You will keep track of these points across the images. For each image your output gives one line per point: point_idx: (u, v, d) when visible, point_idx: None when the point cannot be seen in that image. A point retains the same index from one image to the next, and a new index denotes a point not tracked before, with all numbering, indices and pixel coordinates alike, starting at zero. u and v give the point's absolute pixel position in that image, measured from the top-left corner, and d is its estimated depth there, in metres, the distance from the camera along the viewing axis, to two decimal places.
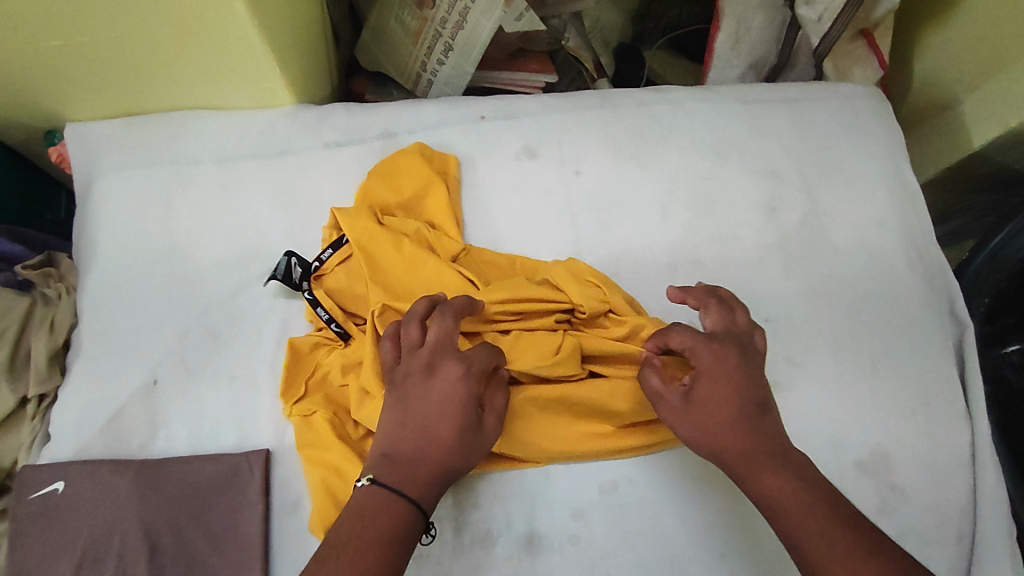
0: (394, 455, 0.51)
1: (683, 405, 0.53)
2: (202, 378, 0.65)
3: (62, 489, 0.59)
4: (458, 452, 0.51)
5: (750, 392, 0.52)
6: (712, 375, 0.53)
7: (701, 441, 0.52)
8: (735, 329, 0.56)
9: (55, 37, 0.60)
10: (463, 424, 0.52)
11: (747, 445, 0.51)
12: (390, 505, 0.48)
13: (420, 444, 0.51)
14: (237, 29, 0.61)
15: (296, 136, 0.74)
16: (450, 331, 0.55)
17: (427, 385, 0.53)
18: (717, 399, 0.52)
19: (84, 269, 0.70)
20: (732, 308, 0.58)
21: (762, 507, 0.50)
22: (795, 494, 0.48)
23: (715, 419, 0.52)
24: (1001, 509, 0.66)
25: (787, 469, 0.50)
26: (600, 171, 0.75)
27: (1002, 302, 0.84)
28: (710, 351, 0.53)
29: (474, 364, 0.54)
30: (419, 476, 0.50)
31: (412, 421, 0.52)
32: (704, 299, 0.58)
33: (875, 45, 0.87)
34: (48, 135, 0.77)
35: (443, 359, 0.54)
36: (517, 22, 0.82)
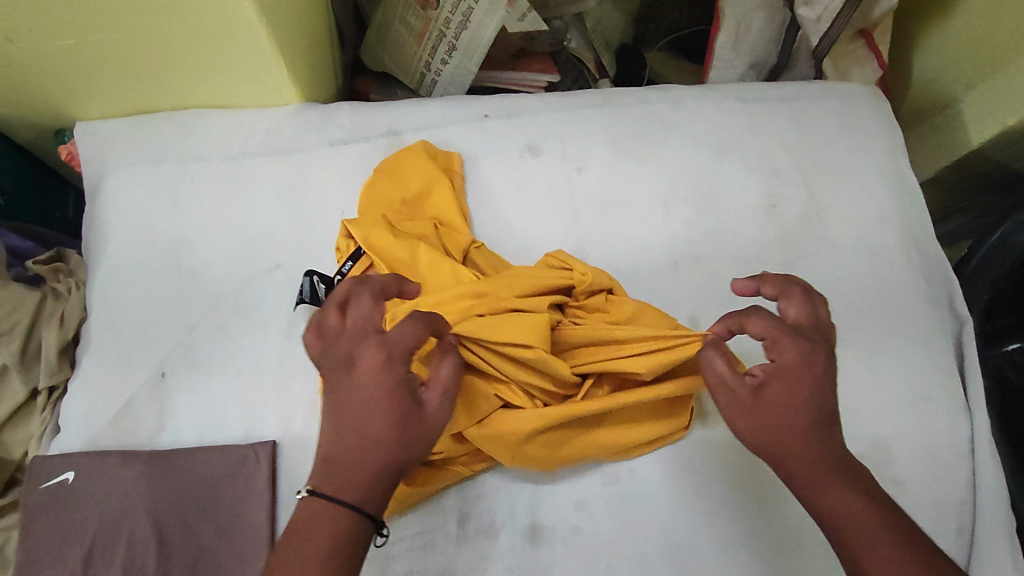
0: (331, 459, 0.47)
1: (751, 400, 0.50)
2: (209, 372, 0.66)
3: (72, 480, 0.60)
4: (398, 444, 0.47)
5: (824, 398, 0.50)
6: (790, 373, 0.50)
7: (763, 439, 0.49)
8: (812, 324, 0.54)
9: (66, 36, 0.61)
10: (397, 412, 0.48)
11: (813, 453, 0.48)
12: (328, 516, 0.45)
13: (354, 442, 0.47)
14: (245, 28, 0.63)
15: (303, 134, 0.75)
16: (368, 313, 0.51)
17: (351, 377, 0.49)
18: (791, 401, 0.50)
19: (94, 264, 0.71)
20: (814, 302, 0.55)
21: (822, 521, 0.47)
22: (864, 513, 0.46)
23: (784, 420, 0.49)
24: (1000, 502, 0.67)
25: (853, 484, 0.48)
26: (601, 168, 0.76)
27: (1001, 299, 0.84)
28: (794, 347, 0.51)
29: (396, 346, 0.49)
30: (358, 477, 0.46)
31: (345, 419, 0.48)
32: (785, 287, 0.55)
33: (875, 45, 0.88)
34: (58, 134, 0.78)
35: (362, 347, 0.50)
36: (519, 22, 0.83)
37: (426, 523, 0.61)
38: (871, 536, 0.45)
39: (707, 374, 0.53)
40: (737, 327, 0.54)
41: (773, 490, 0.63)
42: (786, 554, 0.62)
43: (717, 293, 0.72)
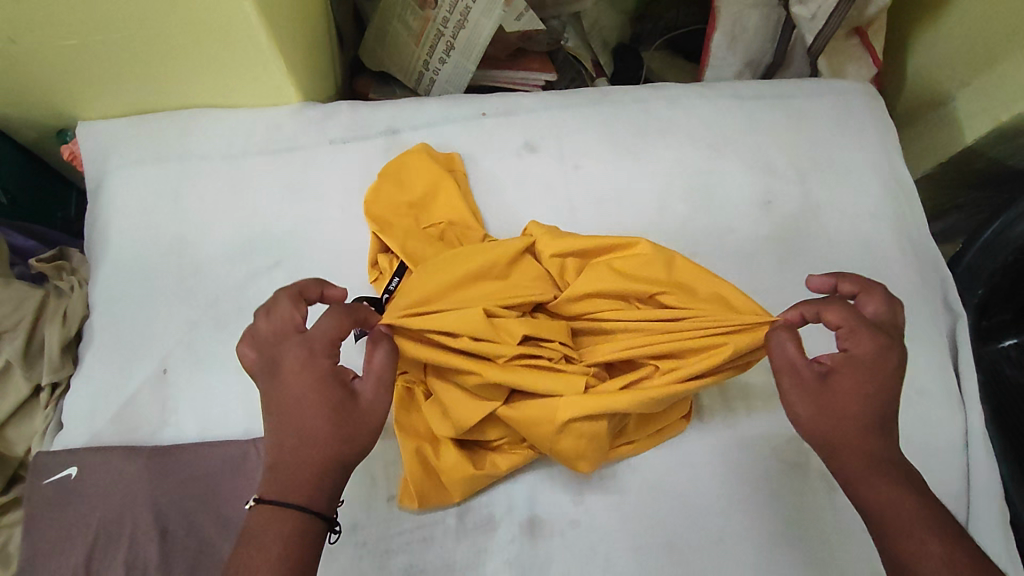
0: (274, 465, 0.48)
1: (819, 386, 0.50)
2: (210, 368, 0.67)
3: (74, 475, 0.61)
4: (335, 439, 0.48)
5: (891, 395, 0.50)
6: (859, 364, 0.51)
7: (823, 425, 0.50)
8: (887, 323, 0.54)
9: (69, 36, 0.62)
10: (329, 407, 0.49)
11: (869, 447, 0.49)
12: (277, 520, 0.46)
13: (293, 445, 0.48)
14: (246, 28, 0.63)
15: (302, 132, 0.76)
16: (287, 315, 0.52)
17: (279, 379, 0.50)
18: (858, 392, 0.50)
19: (96, 261, 0.72)
20: (894, 304, 0.55)
21: (869, 512, 0.48)
22: (914, 510, 0.46)
23: (848, 409, 0.49)
24: (993, 495, 0.67)
25: (906, 483, 0.48)
26: (598, 166, 0.77)
27: (997, 295, 0.85)
28: (868, 341, 0.51)
29: (316, 340, 0.51)
30: (301, 478, 0.47)
31: (282, 421, 0.49)
32: (865, 285, 0.55)
33: (869, 43, 0.88)
34: (60, 134, 0.79)
35: (284, 351, 0.51)
36: (516, 22, 0.85)
37: (425, 517, 0.62)
38: (920, 536, 0.45)
39: (775, 356, 0.53)
40: (812, 315, 0.54)
41: (768, 483, 0.64)
42: (782, 547, 0.62)
43: None
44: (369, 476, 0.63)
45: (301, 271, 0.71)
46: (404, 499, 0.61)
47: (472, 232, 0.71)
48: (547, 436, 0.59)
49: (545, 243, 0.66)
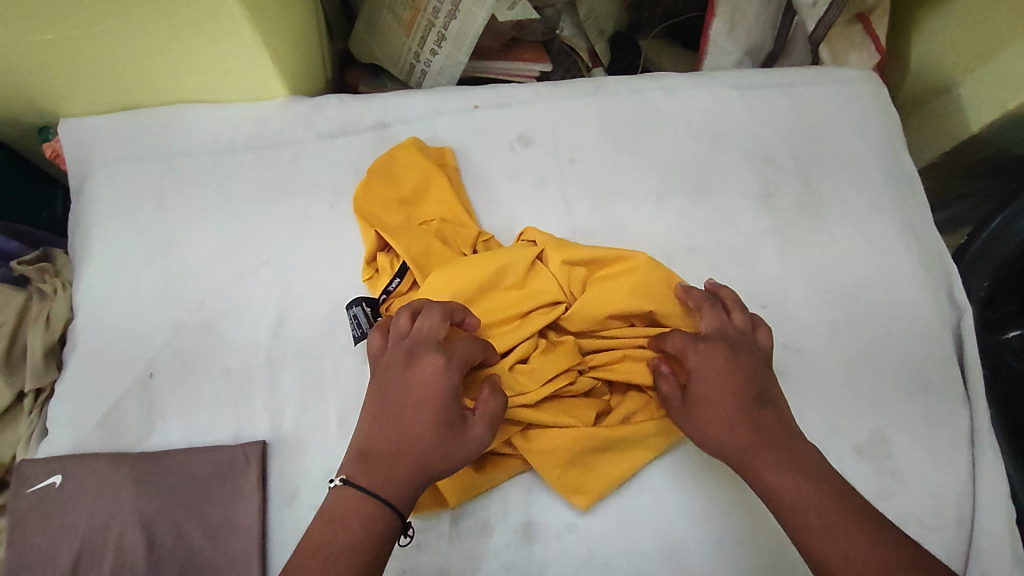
0: (372, 451, 0.51)
1: (683, 407, 0.55)
2: (198, 371, 0.65)
3: (59, 483, 0.59)
4: (435, 452, 0.51)
5: (744, 391, 0.54)
6: (703, 375, 0.55)
7: (704, 440, 0.54)
8: (731, 328, 0.58)
9: (46, 31, 0.60)
10: (441, 420, 0.52)
11: (745, 445, 0.52)
12: (363, 508, 0.49)
13: (397, 440, 0.51)
14: (229, 22, 0.61)
15: (290, 128, 0.74)
16: (435, 325, 0.55)
17: (407, 375, 0.54)
18: (709, 400, 0.54)
19: (80, 263, 0.70)
20: (727, 308, 0.60)
21: (772, 509, 0.51)
22: (799, 493, 0.49)
23: (711, 420, 0.53)
24: (1001, 492, 0.66)
25: (789, 466, 0.50)
26: (594, 159, 0.75)
27: (1001, 288, 0.83)
28: (698, 353, 0.56)
29: (456, 356, 0.54)
30: (392, 474, 0.50)
31: (396, 414, 0.52)
32: (699, 302, 0.60)
33: (872, 30, 0.85)
34: (42, 131, 0.77)
35: (423, 352, 0.54)
36: (510, 11, 0.82)
37: (419, 521, 0.60)
38: (804, 517, 0.48)
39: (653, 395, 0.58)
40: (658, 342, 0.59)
41: None
42: (783, 547, 0.61)
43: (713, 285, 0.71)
44: None
45: (290, 270, 0.69)
46: None
47: (467, 230, 0.69)
48: (559, 467, 0.60)
49: (556, 252, 0.64)
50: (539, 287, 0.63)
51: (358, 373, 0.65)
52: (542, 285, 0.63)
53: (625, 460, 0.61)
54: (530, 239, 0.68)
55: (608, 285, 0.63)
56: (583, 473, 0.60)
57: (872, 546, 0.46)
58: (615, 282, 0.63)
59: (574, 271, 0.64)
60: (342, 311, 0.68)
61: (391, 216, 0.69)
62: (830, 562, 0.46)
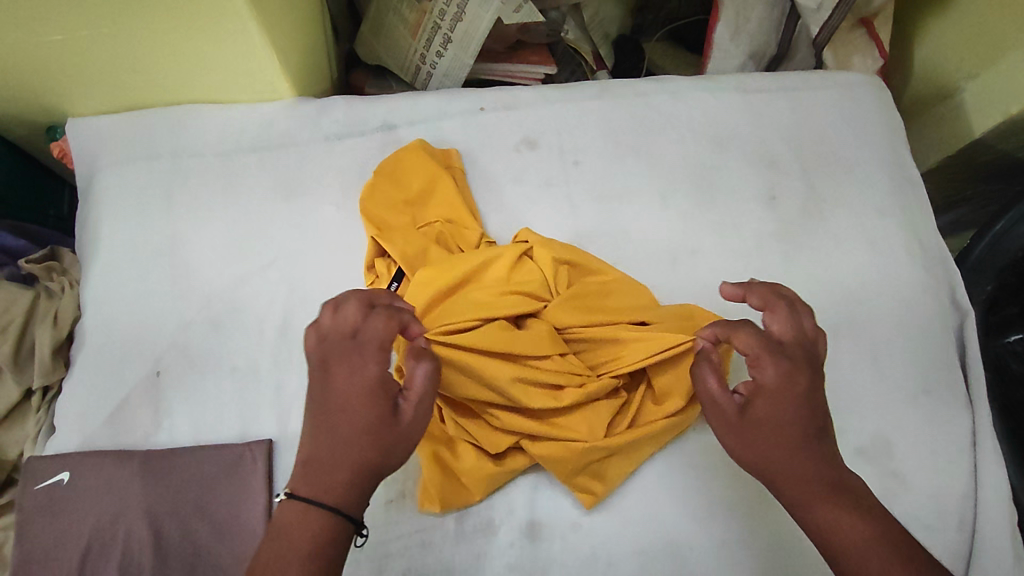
0: (313, 461, 0.47)
1: (739, 420, 0.51)
2: (205, 370, 0.66)
3: (66, 480, 0.60)
4: (374, 448, 0.47)
5: (812, 415, 0.50)
6: (774, 390, 0.50)
7: (756, 457, 0.50)
8: (802, 338, 0.53)
9: (56, 31, 0.61)
10: (372, 417, 0.48)
11: (805, 471, 0.48)
12: (310, 519, 0.45)
13: (332, 445, 0.47)
14: (237, 22, 0.62)
15: (297, 129, 0.74)
16: (346, 321, 0.50)
17: (326, 377, 0.49)
18: (776, 419, 0.49)
19: (87, 261, 0.71)
20: (799, 313, 0.54)
21: (816, 540, 0.48)
22: (856, 532, 0.46)
23: (772, 440, 0.49)
24: (1002, 496, 0.66)
25: (848, 504, 0.47)
26: (598, 161, 0.76)
27: (1003, 292, 0.83)
28: (776, 366, 0.51)
29: (368, 345, 0.49)
30: (333, 479, 0.46)
31: (326, 420, 0.48)
32: (771, 300, 0.54)
33: (875, 34, 0.86)
34: (50, 131, 0.77)
35: (337, 350, 0.49)
36: (514, 14, 0.81)
37: (423, 521, 0.61)
38: (862, 562, 0.45)
39: (700, 392, 0.53)
40: (724, 337, 0.54)
41: None
42: (786, 549, 0.61)
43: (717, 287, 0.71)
44: None
45: (296, 271, 0.70)
46: (424, 504, 0.60)
47: (470, 231, 0.69)
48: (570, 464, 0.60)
49: (542, 251, 0.65)
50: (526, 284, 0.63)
51: None
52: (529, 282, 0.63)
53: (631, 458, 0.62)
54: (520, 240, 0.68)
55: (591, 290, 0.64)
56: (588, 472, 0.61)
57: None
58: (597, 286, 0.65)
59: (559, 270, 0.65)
60: None
61: (396, 218, 0.70)
62: None
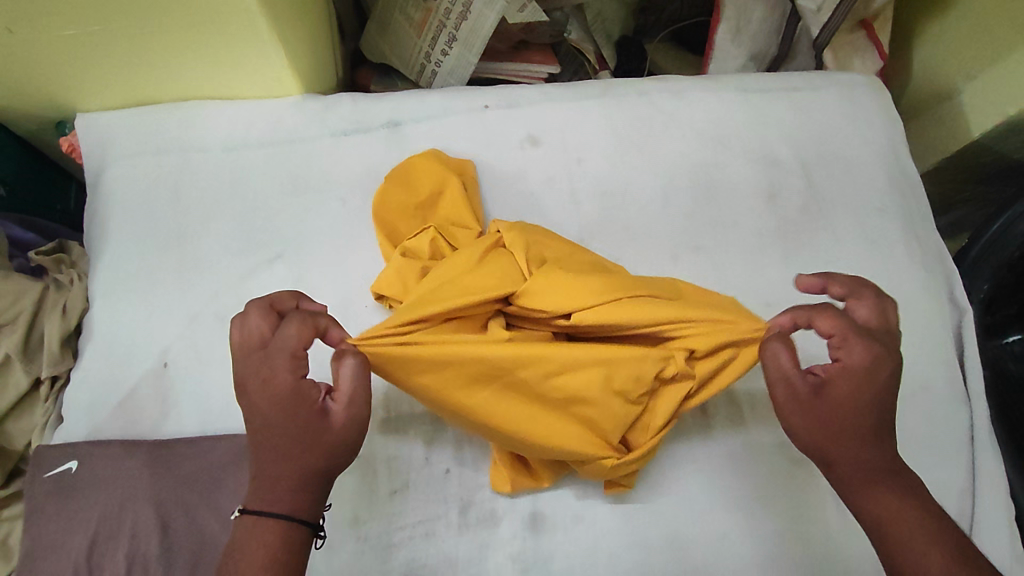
0: (257, 477, 0.47)
1: (813, 400, 0.49)
2: (211, 363, 0.66)
3: (74, 469, 0.60)
4: (309, 458, 0.47)
5: (891, 404, 0.49)
6: (859, 373, 0.49)
7: (825, 439, 0.49)
8: (879, 326, 0.52)
9: (68, 26, 0.61)
10: (299, 426, 0.47)
11: (871, 456, 0.48)
12: (263, 531, 0.46)
13: (265, 460, 0.47)
14: (247, 18, 0.63)
15: (304, 125, 0.75)
16: (250, 332, 0.49)
17: (245, 392, 0.48)
18: (857, 402, 0.48)
19: (96, 254, 0.72)
20: (884, 308, 0.53)
21: (869, 527, 0.48)
22: (915, 522, 0.46)
23: (844, 422, 0.48)
24: (999, 491, 0.67)
25: (908, 495, 0.48)
26: (601, 159, 0.76)
27: (1002, 291, 0.84)
28: (864, 351, 0.49)
29: (279, 354, 0.48)
30: (279, 490, 0.47)
31: (256, 434, 0.48)
32: (855, 287, 0.53)
33: (875, 35, 0.87)
34: (59, 126, 0.78)
35: (249, 363, 0.48)
36: (520, 14, 0.83)
37: (427, 512, 0.61)
38: (926, 548, 0.45)
39: (769, 368, 0.51)
40: (804, 322, 0.52)
41: (773, 478, 0.64)
42: (786, 544, 0.62)
43: (719, 283, 0.72)
44: (371, 471, 0.62)
45: (302, 265, 0.70)
46: (497, 485, 0.61)
47: (468, 232, 0.69)
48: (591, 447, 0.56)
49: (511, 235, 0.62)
50: (497, 269, 0.59)
51: None
52: (502, 270, 0.59)
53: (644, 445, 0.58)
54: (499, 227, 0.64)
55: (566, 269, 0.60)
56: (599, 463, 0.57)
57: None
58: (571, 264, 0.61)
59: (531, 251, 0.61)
60: (353, 305, 0.69)
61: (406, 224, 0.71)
62: None
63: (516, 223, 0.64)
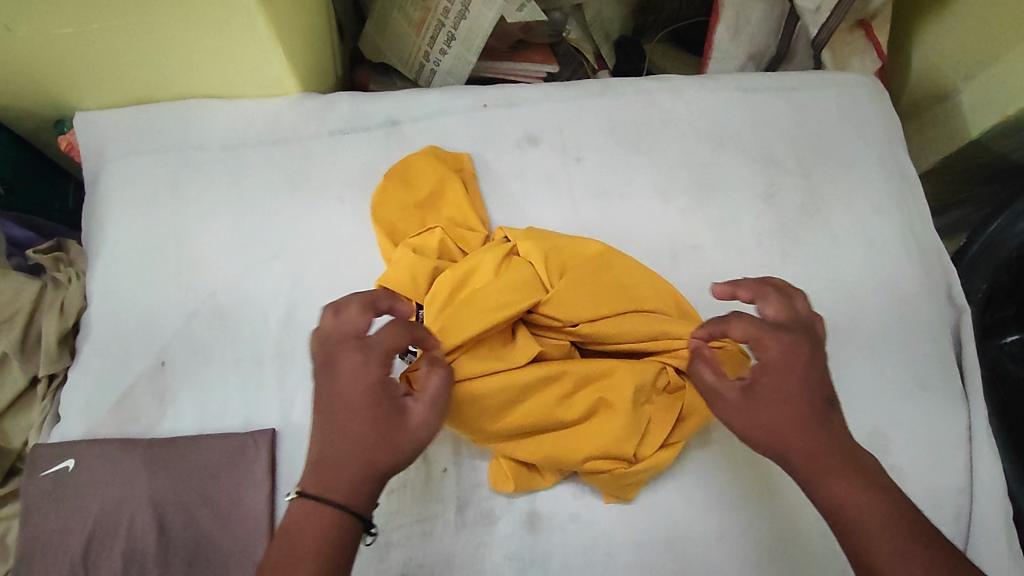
0: (318, 461, 0.47)
1: (743, 402, 0.50)
2: (209, 361, 0.66)
3: (71, 467, 0.60)
4: (380, 447, 0.47)
5: (816, 389, 0.50)
6: (777, 368, 0.50)
7: (766, 436, 0.49)
8: (794, 318, 0.54)
9: (66, 24, 0.61)
10: (377, 415, 0.48)
11: (814, 443, 0.48)
12: (316, 517, 0.45)
13: (333, 444, 0.47)
14: (246, 16, 0.63)
15: (302, 123, 0.75)
16: (346, 323, 0.52)
17: (331, 377, 0.49)
18: (782, 394, 0.49)
19: (94, 252, 0.71)
20: (791, 297, 0.56)
21: (827, 517, 0.47)
22: (869, 506, 0.45)
23: (780, 415, 0.49)
24: (997, 491, 0.66)
25: (861, 477, 0.47)
26: (600, 158, 0.76)
27: (1001, 291, 0.84)
28: (774, 344, 0.52)
29: (376, 347, 0.50)
30: (340, 477, 0.46)
31: (331, 418, 0.48)
32: (759, 289, 0.56)
33: (874, 36, 0.87)
34: (58, 125, 0.78)
35: (343, 351, 0.50)
36: (518, 13, 0.83)
37: (424, 512, 0.61)
38: (879, 529, 0.44)
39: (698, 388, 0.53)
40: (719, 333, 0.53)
41: (771, 478, 0.64)
42: (784, 543, 0.62)
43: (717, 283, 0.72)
44: None
45: (300, 263, 0.70)
46: (498, 485, 0.61)
47: (475, 233, 0.70)
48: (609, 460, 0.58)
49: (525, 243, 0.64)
50: (517, 279, 0.60)
51: None
52: (522, 280, 0.61)
53: (652, 454, 0.59)
54: (511, 234, 0.66)
55: (582, 279, 0.61)
56: (608, 469, 0.58)
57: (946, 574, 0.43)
58: (586, 272, 0.62)
59: (548, 259, 0.62)
60: None
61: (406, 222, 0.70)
62: None
63: (526, 229, 0.66)
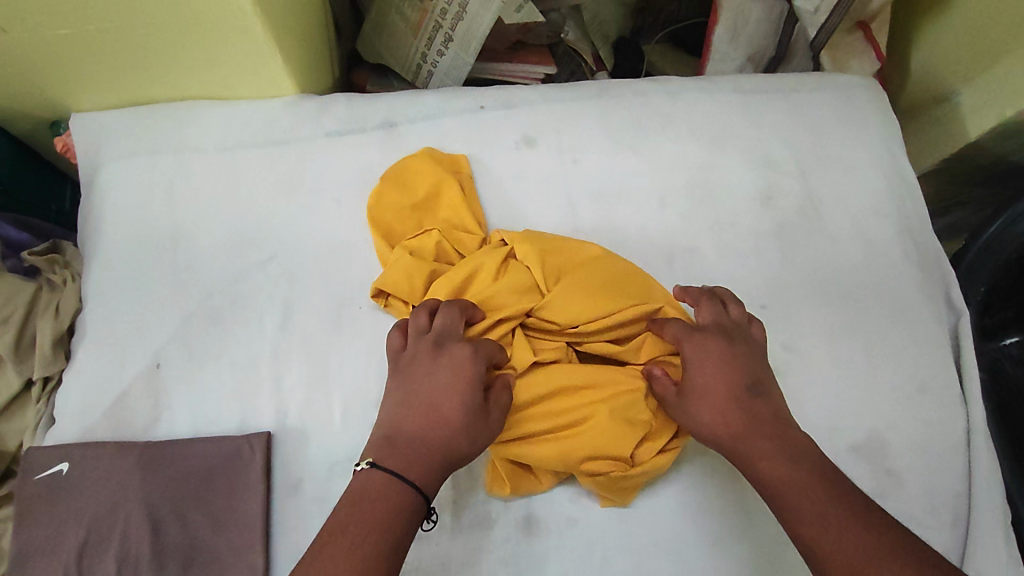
0: (402, 437, 0.51)
1: (678, 399, 0.55)
2: (205, 363, 0.66)
3: (66, 471, 0.60)
4: (467, 438, 0.51)
5: (738, 377, 0.54)
6: (697, 363, 0.55)
7: (701, 427, 0.54)
8: (727, 320, 0.58)
9: (62, 26, 0.61)
10: (470, 405, 0.52)
11: (739, 428, 0.52)
12: (390, 489, 0.48)
13: (425, 422, 0.51)
14: (241, 19, 0.62)
15: (299, 125, 0.75)
16: (456, 320, 0.57)
17: (434, 365, 0.54)
18: (704, 386, 0.54)
19: (89, 254, 0.71)
20: (723, 302, 0.60)
21: (763, 495, 0.50)
22: (790, 478, 0.49)
23: (708, 406, 0.53)
24: (996, 495, 0.66)
25: (784, 454, 0.50)
26: (598, 160, 0.76)
27: (1000, 294, 0.84)
28: (697, 342, 0.56)
29: (483, 350, 0.55)
30: (423, 458, 0.50)
31: (426, 402, 0.52)
32: (695, 296, 0.61)
33: (873, 38, 0.87)
34: (53, 126, 0.78)
35: (450, 344, 0.55)
36: (517, 13, 0.84)
37: None
38: (798, 497, 0.48)
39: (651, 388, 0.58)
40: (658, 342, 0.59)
41: None
42: (781, 548, 0.62)
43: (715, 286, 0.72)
44: None
45: (296, 265, 0.70)
46: (494, 488, 0.61)
47: (472, 235, 0.70)
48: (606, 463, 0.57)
49: (521, 245, 0.64)
50: (511, 282, 0.61)
51: (367, 366, 0.66)
52: (516, 284, 0.61)
53: (650, 457, 0.59)
54: (508, 237, 0.66)
55: (577, 281, 0.62)
56: (607, 472, 0.58)
57: (863, 531, 0.45)
58: (581, 274, 0.62)
59: (542, 261, 0.63)
60: (347, 306, 0.68)
61: (402, 225, 0.71)
62: (822, 552, 0.45)
63: (523, 232, 0.66)
